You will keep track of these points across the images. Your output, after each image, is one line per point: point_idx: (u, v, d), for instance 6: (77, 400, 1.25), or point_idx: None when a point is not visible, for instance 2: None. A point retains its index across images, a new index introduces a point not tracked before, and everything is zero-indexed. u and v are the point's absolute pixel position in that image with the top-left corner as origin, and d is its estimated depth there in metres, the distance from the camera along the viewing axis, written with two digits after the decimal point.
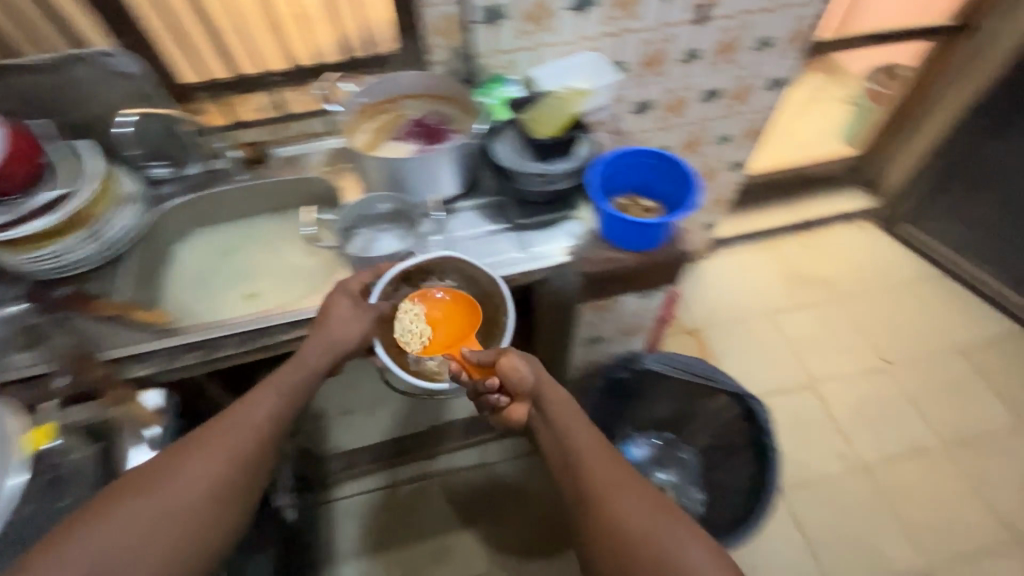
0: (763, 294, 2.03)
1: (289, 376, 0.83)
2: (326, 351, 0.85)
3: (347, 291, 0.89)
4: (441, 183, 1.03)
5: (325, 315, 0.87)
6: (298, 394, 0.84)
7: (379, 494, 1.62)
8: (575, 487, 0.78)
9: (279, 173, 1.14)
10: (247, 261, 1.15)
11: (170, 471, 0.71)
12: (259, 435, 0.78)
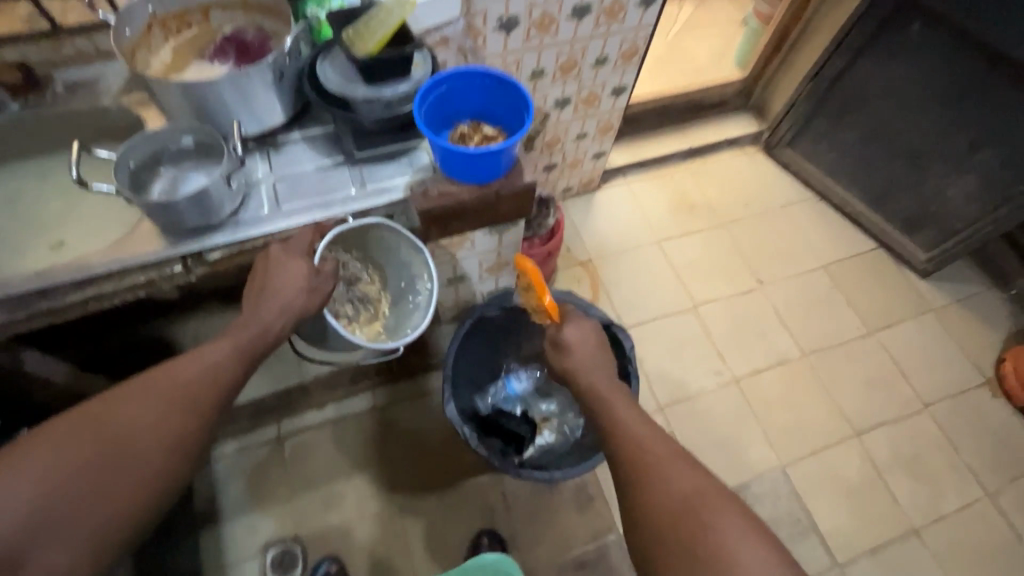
0: (652, 223, 2.06)
1: (248, 337, 0.77)
2: (288, 308, 0.79)
3: (294, 251, 0.83)
4: (258, 110, 0.90)
5: (272, 265, 0.81)
6: (257, 352, 0.78)
7: (265, 449, 1.57)
8: (619, 463, 0.76)
9: (62, 103, 0.95)
10: (42, 210, 0.98)
11: (114, 422, 0.67)
12: (215, 395, 0.74)
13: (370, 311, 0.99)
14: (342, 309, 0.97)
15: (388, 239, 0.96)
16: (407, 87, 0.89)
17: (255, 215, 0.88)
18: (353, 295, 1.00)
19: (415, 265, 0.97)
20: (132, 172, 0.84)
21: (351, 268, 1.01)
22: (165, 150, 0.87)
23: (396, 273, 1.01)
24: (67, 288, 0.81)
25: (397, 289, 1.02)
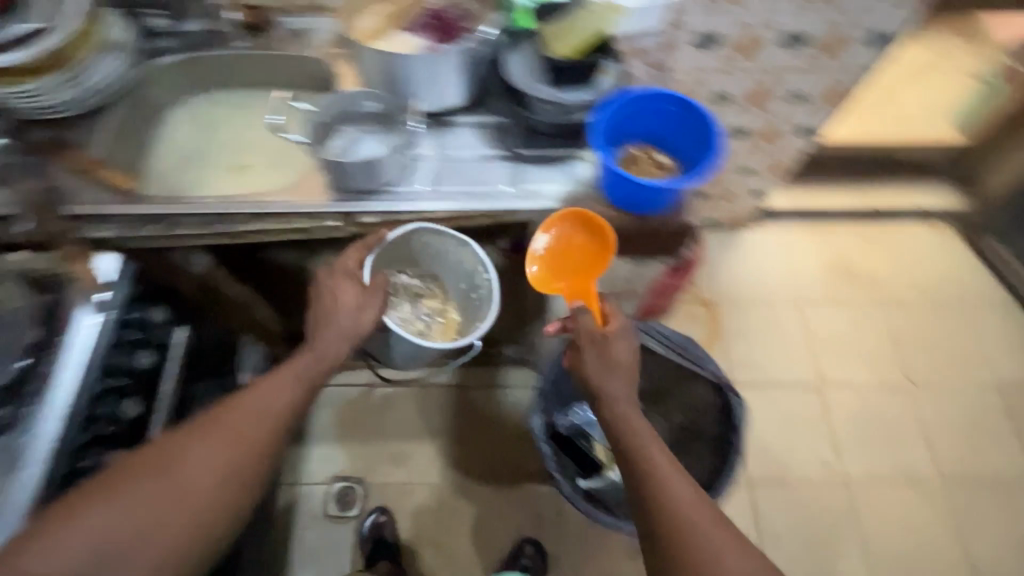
0: (796, 280, 1.85)
1: (310, 366, 0.81)
2: (342, 339, 0.84)
3: (347, 273, 0.86)
4: (441, 91, 0.92)
5: (327, 288, 0.86)
6: (315, 382, 0.82)
7: (356, 391, 1.68)
8: (652, 527, 0.72)
9: (280, 48, 1.04)
10: (237, 136, 1.09)
11: (185, 453, 0.69)
12: (276, 423, 0.76)
13: (440, 318, 1.03)
14: (412, 319, 1.00)
15: (428, 246, 0.99)
16: (591, 95, 0.85)
17: (411, 192, 0.91)
18: (416, 305, 1.03)
19: (468, 264, 0.99)
20: (316, 125, 0.90)
21: (399, 289, 1.03)
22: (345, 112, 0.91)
23: (451, 274, 1.04)
24: (238, 216, 0.90)
25: (459, 289, 1.05)
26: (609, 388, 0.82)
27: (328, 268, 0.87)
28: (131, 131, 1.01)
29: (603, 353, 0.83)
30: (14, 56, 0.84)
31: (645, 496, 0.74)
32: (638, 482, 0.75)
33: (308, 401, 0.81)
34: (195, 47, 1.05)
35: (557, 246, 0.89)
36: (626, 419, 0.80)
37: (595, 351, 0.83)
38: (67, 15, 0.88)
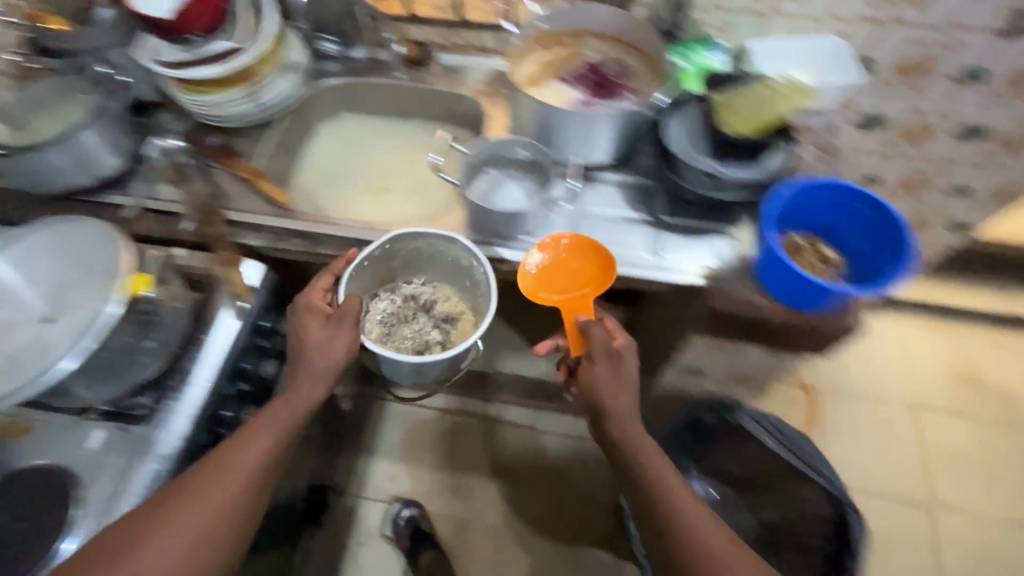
0: (912, 380, 1.67)
1: (286, 416, 0.76)
2: (311, 378, 0.79)
3: (312, 306, 0.82)
4: (591, 148, 0.90)
5: (299, 323, 0.81)
6: (291, 430, 0.77)
7: (428, 413, 1.67)
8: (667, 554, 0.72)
9: (435, 81, 1.07)
10: (377, 159, 1.12)
11: (154, 533, 0.64)
12: (253, 476, 0.71)
13: (456, 320, 1.00)
14: (428, 331, 0.98)
15: (389, 252, 0.95)
16: (753, 173, 0.81)
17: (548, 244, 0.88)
18: (429, 312, 1.01)
19: (459, 260, 0.94)
20: (466, 166, 0.89)
21: (404, 299, 1.01)
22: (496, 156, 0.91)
23: (450, 273, 1.00)
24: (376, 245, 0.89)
25: (464, 289, 1.01)
26: (615, 405, 0.79)
27: (303, 296, 0.83)
28: (286, 143, 1.07)
29: (607, 372, 0.79)
30: (213, 70, 0.90)
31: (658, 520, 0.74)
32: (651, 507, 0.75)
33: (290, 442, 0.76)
34: (358, 72, 1.10)
35: (550, 264, 0.86)
36: (635, 443, 0.78)
37: (607, 367, 0.78)
38: (262, 35, 0.93)
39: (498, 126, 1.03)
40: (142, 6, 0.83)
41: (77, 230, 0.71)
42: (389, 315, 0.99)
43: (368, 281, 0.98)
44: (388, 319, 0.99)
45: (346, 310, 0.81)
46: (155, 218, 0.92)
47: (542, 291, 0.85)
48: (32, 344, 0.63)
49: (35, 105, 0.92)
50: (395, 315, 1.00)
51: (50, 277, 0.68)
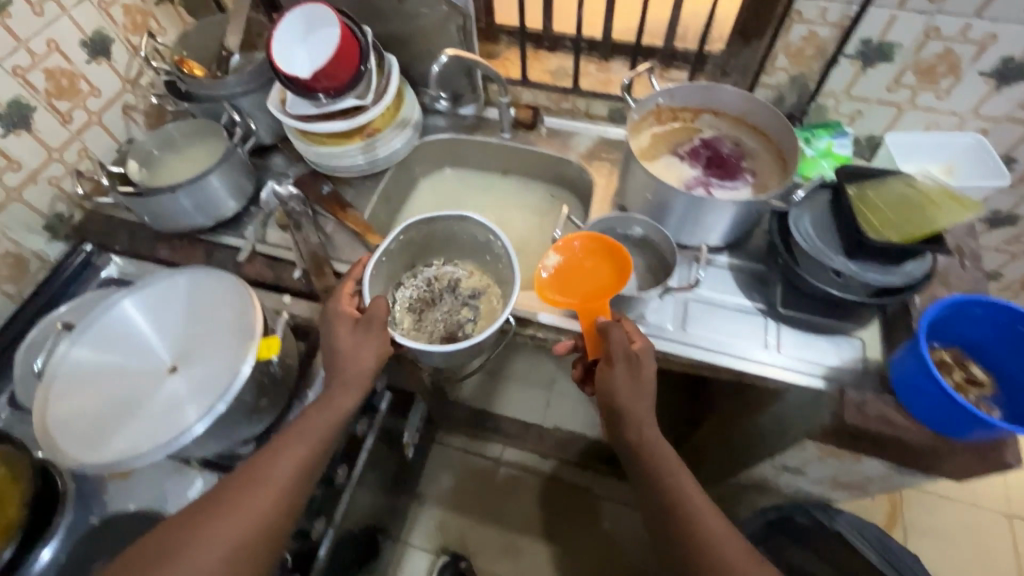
0: (1009, 487, 1.53)
1: (322, 416, 0.71)
2: (342, 386, 0.73)
3: (342, 313, 0.77)
4: (705, 233, 0.87)
5: (328, 330, 0.76)
6: (329, 434, 0.71)
7: (481, 462, 1.64)
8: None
9: (541, 144, 1.07)
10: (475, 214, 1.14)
11: (182, 550, 0.60)
12: (281, 491, 0.66)
13: (484, 297, 0.97)
14: (457, 312, 0.95)
15: (406, 241, 0.94)
16: (897, 279, 0.75)
17: (657, 325, 0.84)
18: (457, 292, 0.98)
19: (477, 236, 0.95)
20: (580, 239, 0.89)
21: (428, 283, 0.99)
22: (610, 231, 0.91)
23: (471, 250, 1.00)
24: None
25: (487, 264, 0.99)
26: (635, 412, 0.73)
27: (332, 302, 0.78)
28: (389, 194, 1.09)
29: (624, 375, 0.74)
30: (338, 126, 0.94)
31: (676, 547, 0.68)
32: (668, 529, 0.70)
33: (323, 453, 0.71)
34: (465, 129, 1.12)
35: (566, 264, 0.85)
36: (654, 457, 0.73)
37: (626, 370, 0.74)
38: (385, 95, 0.97)
39: (604, 194, 1.02)
40: (283, 65, 0.88)
41: (212, 282, 0.72)
42: (416, 300, 0.96)
43: (393, 272, 0.96)
44: (415, 304, 0.95)
45: (371, 313, 0.75)
46: (265, 261, 0.94)
47: (552, 288, 0.83)
48: (177, 401, 0.65)
49: (169, 145, 0.98)
50: (423, 299, 0.96)
51: (187, 329, 0.70)
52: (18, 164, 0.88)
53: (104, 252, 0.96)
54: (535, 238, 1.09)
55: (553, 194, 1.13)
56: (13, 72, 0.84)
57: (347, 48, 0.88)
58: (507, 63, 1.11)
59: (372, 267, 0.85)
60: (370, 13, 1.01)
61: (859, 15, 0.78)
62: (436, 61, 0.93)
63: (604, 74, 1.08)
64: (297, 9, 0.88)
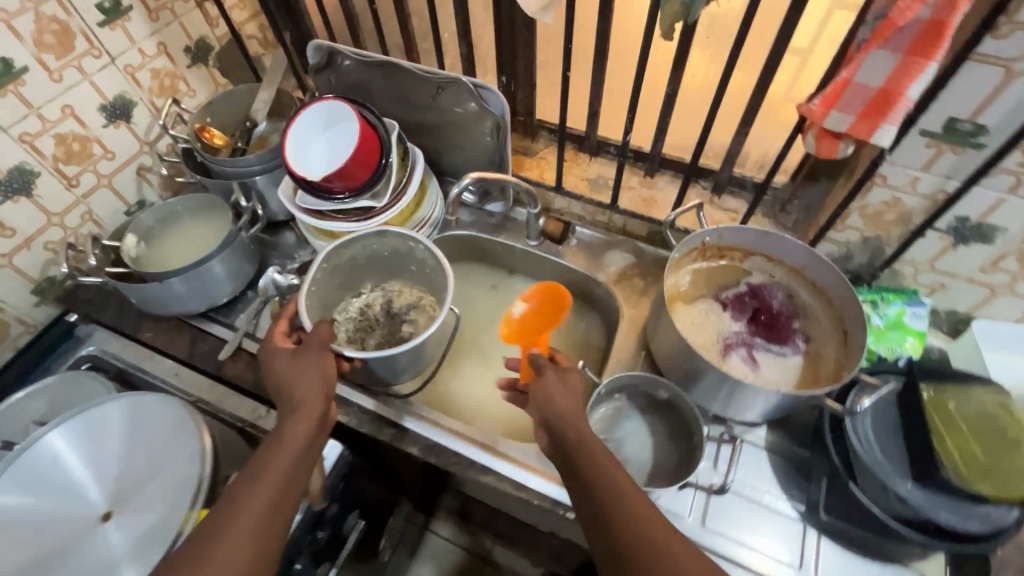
0: None
1: (295, 427, 0.64)
2: (291, 415, 0.66)
3: (276, 349, 0.72)
4: (744, 410, 0.74)
5: (268, 369, 0.71)
6: (304, 450, 0.63)
7: (469, 561, 1.49)
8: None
9: (569, 258, 0.97)
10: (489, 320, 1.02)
11: None
12: (261, 513, 0.56)
13: (422, 309, 0.89)
14: (393, 331, 0.88)
15: (331, 271, 0.87)
16: (980, 527, 0.61)
17: (673, 513, 0.72)
18: (392, 310, 0.90)
19: (398, 249, 0.90)
20: (595, 393, 0.79)
21: (360, 310, 0.91)
22: (636, 388, 0.80)
23: (394, 266, 0.93)
24: (471, 471, 0.77)
25: (413, 277, 0.93)
26: (562, 406, 0.66)
27: (266, 344, 0.73)
28: None
29: (556, 387, 0.68)
30: (351, 226, 0.87)
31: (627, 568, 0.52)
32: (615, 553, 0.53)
33: (294, 491, 0.61)
34: (489, 228, 1.02)
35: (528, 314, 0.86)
36: (590, 453, 0.61)
37: (553, 374, 0.70)
38: (405, 195, 0.89)
39: (631, 329, 0.90)
40: (295, 162, 0.81)
41: (154, 411, 0.64)
42: (354, 330, 0.88)
43: (322, 304, 0.88)
44: (353, 334, 0.87)
45: (309, 339, 0.71)
46: (248, 362, 0.86)
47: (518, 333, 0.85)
48: (110, 560, 0.57)
49: (170, 220, 0.93)
50: (361, 326, 0.88)
51: (124, 471, 0.61)
52: (12, 230, 0.83)
53: (88, 323, 0.90)
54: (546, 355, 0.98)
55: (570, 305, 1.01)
56: (20, 138, 0.80)
57: (370, 145, 0.82)
58: (543, 164, 1.02)
59: (304, 299, 0.79)
60: (401, 103, 0.94)
61: (959, 192, 0.65)
62: (460, 181, 0.88)
63: (647, 190, 0.97)
64: (318, 102, 0.82)
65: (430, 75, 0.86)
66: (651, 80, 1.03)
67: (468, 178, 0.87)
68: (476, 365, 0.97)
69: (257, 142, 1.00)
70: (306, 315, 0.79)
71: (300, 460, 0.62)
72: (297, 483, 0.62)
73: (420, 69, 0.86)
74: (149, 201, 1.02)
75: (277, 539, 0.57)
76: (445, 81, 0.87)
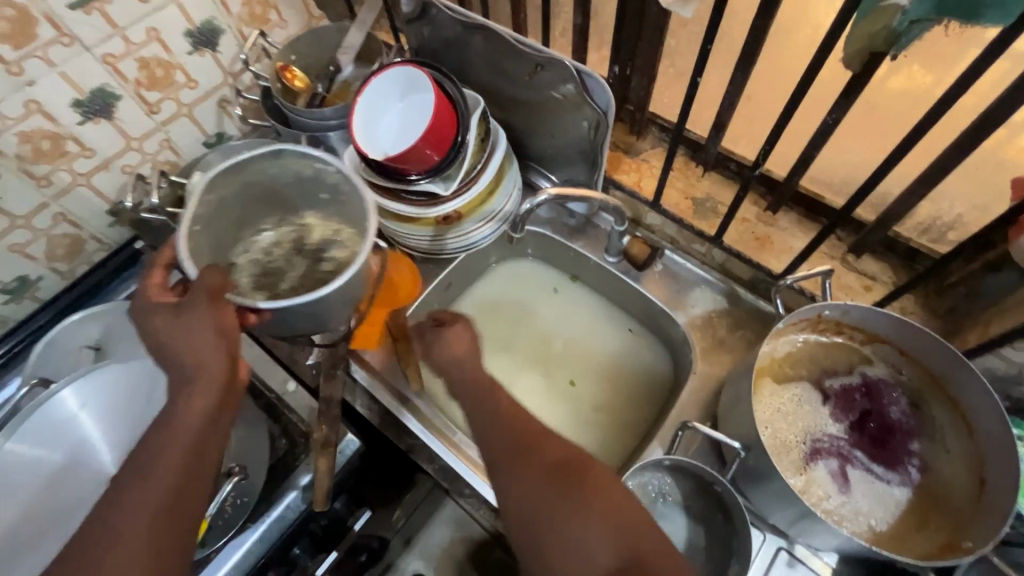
0: None
1: (193, 397, 0.48)
2: (184, 388, 0.49)
3: (150, 302, 0.53)
4: (815, 535, 0.61)
5: (144, 330, 0.52)
6: (207, 424, 0.48)
7: None
8: (624, 556, 0.44)
9: (647, 286, 0.83)
10: (543, 332, 0.91)
11: None
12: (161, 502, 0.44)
13: (338, 245, 0.71)
14: (303, 276, 0.70)
15: (221, 205, 0.67)
16: None
17: None
18: (304, 249, 0.72)
19: (301, 172, 0.70)
20: (641, 464, 0.67)
21: (268, 252, 0.72)
22: (692, 476, 0.68)
23: (303, 192, 0.73)
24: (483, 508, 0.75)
25: (326, 205, 0.73)
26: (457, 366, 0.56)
27: (139, 300, 0.54)
28: (455, 282, 0.91)
29: (448, 343, 0.57)
30: (410, 210, 0.77)
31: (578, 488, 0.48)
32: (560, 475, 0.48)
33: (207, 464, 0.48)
34: (566, 231, 0.89)
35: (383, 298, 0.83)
36: (489, 399, 0.54)
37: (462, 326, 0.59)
38: (472, 187, 0.77)
39: (700, 389, 0.76)
40: (361, 130, 0.73)
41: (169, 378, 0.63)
42: (261, 276, 0.70)
43: (215, 245, 0.68)
44: (260, 280, 0.70)
45: (192, 288, 0.51)
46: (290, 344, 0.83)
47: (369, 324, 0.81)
48: None
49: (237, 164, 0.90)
50: (269, 269, 0.71)
51: (136, 437, 0.62)
52: (91, 151, 0.82)
53: (154, 254, 0.94)
54: (599, 384, 0.86)
55: (632, 329, 0.89)
56: (104, 59, 0.77)
57: (443, 121, 0.71)
58: (643, 168, 0.87)
59: (185, 239, 0.59)
60: (493, 72, 0.81)
61: None
62: (532, 198, 0.75)
63: (765, 228, 0.80)
64: (397, 66, 0.73)
65: (531, 50, 0.72)
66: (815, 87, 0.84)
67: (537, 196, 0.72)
68: (518, 378, 0.88)
69: (339, 90, 0.91)
70: (191, 260, 0.60)
71: (200, 445, 0.48)
72: (208, 457, 0.48)
73: (521, 40, 0.72)
74: (227, 134, 0.99)
75: (188, 529, 0.46)
76: (545, 60, 0.72)
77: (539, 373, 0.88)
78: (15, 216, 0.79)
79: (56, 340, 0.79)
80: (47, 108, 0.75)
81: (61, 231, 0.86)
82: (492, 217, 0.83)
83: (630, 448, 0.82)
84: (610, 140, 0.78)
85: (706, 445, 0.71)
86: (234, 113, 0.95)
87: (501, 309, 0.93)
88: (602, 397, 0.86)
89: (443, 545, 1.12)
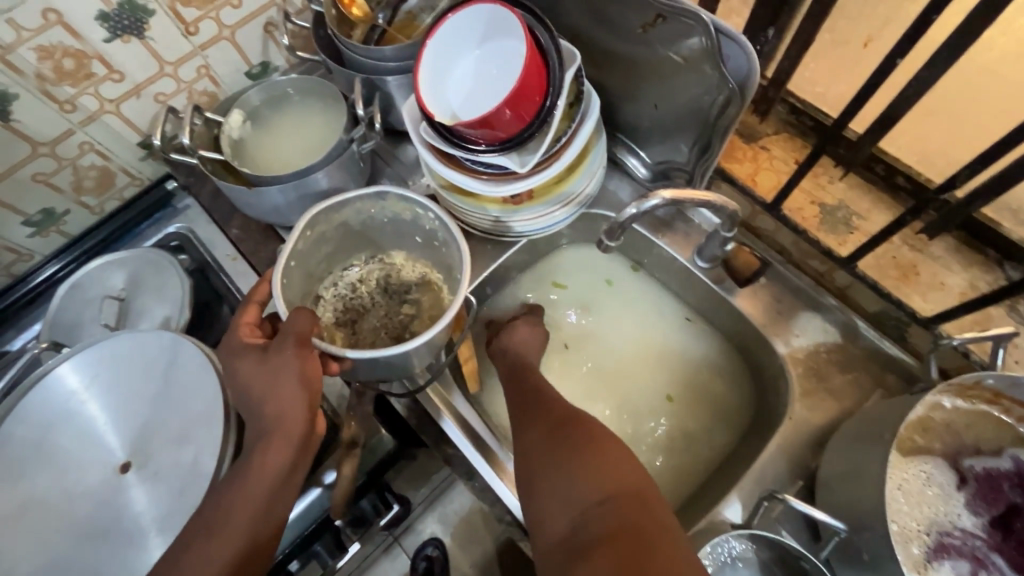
0: None
1: (275, 443, 0.49)
2: (267, 436, 0.50)
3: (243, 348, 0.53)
4: None
5: (234, 375, 0.53)
6: (285, 464, 0.50)
7: None
8: (595, 503, 0.45)
9: (747, 304, 0.67)
10: (606, 336, 0.78)
11: None
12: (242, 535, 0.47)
13: (423, 291, 0.67)
14: (387, 322, 0.66)
15: (319, 240, 0.64)
16: None
17: None
18: (389, 289, 0.68)
19: (392, 214, 0.66)
20: (718, 535, 0.56)
21: (353, 287, 0.68)
22: (771, 549, 0.57)
23: (396, 233, 0.68)
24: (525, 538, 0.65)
25: (417, 247, 0.69)
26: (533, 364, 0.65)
27: (230, 336, 0.55)
28: (514, 267, 0.78)
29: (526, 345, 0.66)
30: (478, 186, 0.63)
31: (560, 448, 0.51)
32: (554, 425, 0.53)
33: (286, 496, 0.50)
34: (650, 223, 0.72)
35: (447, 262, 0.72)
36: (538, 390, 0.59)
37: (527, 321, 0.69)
38: (553, 164, 0.62)
39: (791, 440, 0.62)
40: (428, 83, 0.60)
41: (188, 362, 0.58)
42: (344, 313, 0.66)
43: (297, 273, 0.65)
44: (342, 317, 0.66)
45: (282, 331, 0.51)
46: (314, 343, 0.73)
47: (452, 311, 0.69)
48: (126, 519, 0.54)
49: (282, 107, 0.78)
50: (353, 307, 0.67)
51: (149, 420, 0.57)
52: (120, 74, 0.71)
53: (186, 195, 0.85)
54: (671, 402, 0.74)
55: (690, 318, 0.76)
56: None
57: (531, 79, 0.56)
58: (761, 159, 0.80)
59: (278, 276, 0.58)
60: (594, 17, 0.63)
61: None
62: (641, 200, 0.56)
63: (909, 252, 0.73)
64: (483, 6, 0.59)
65: None
66: (1000, 114, 0.78)
67: (648, 196, 0.55)
68: (572, 391, 0.76)
69: (403, 20, 0.76)
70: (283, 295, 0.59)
71: (273, 497, 0.49)
72: (286, 491, 0.51)
73: None
74: (273, 65, 0.86)
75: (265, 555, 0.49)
76: (671, 9, 0.55)
77: (605, 393, 0.75)
78: (37, 143, 0.70)
79: (78, 285, 0.74)
80: (69, 21, 0.64)
81: (88, 161, 0.77)
82: (575, 205, 0.69)
83: (698, 484, 0.70)
84: (736, 123, 0.61)
85: (795, 512, 0.59)
86: (281, 41, 0.81)
87: (550, 305, 0.80)
88: (668, 420, 0.73)
89: (462, 513, 1.00)
